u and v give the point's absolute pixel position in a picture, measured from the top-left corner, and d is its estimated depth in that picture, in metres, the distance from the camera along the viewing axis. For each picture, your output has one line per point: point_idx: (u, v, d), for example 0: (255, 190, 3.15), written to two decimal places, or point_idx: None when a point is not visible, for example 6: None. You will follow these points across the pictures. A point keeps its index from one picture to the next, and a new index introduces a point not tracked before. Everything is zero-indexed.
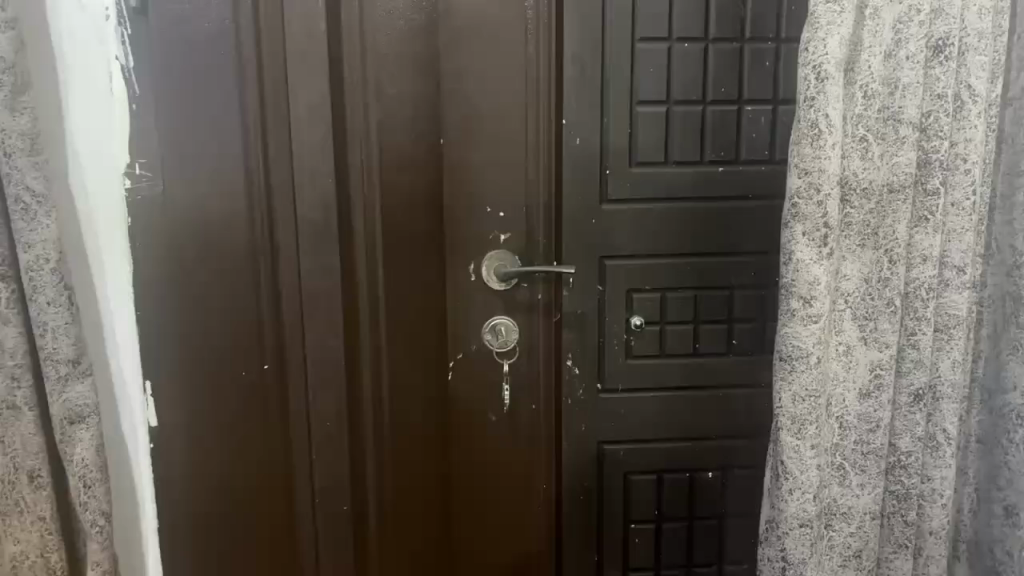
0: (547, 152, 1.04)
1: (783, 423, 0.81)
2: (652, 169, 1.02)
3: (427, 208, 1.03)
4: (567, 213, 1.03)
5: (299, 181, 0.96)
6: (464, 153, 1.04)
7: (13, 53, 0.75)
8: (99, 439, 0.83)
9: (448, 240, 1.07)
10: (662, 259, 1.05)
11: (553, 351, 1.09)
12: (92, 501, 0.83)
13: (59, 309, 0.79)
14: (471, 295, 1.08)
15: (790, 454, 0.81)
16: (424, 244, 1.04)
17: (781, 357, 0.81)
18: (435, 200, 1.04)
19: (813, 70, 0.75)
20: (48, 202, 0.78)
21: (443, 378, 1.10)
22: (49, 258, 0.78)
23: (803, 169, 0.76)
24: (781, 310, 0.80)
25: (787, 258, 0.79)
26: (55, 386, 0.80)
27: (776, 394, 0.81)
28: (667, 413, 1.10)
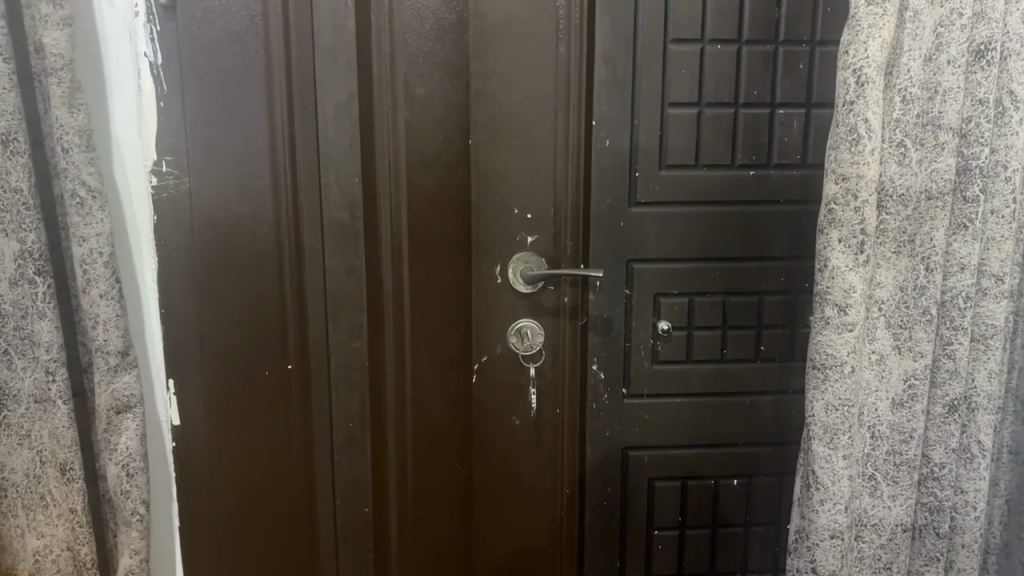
0: (576, 154, 1.02)
1: (815, 432, 0.79)
2: (681, 172, 1.01)
3: (454, 208, 1.03)
4: (595, 215, 1.02)
5: (326, 181, 0.95)
6: (492, 154, 1.03)
7: (70, 52, 0.75)
8: (142, 430, 0.86)
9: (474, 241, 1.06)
10: (691, 263, 1.04)
11: (578, 355, 1.08)
12: (136, 490, 0.85)
13: (112, 302, 0.80)
14: (496, 296, 1.07)
15: (822, 464, 0.79)
16: (449, 245, 1.03)
17: (814, 366, 0.79)
18: (462, 201, 1.03)
19: (853, 74, 0.73)
20: (101, 197, 0.79)
21: (467, 380, 1.09)
22: (102, 251, 0.79)
23: (840, 174, 0.74)
24: (813, 317, 0.77)
25: (822, 265, 0.77)
26: (104, 378, 0.82)
27: (808, 403, 0.79)
28: (693, 420, 1.08)
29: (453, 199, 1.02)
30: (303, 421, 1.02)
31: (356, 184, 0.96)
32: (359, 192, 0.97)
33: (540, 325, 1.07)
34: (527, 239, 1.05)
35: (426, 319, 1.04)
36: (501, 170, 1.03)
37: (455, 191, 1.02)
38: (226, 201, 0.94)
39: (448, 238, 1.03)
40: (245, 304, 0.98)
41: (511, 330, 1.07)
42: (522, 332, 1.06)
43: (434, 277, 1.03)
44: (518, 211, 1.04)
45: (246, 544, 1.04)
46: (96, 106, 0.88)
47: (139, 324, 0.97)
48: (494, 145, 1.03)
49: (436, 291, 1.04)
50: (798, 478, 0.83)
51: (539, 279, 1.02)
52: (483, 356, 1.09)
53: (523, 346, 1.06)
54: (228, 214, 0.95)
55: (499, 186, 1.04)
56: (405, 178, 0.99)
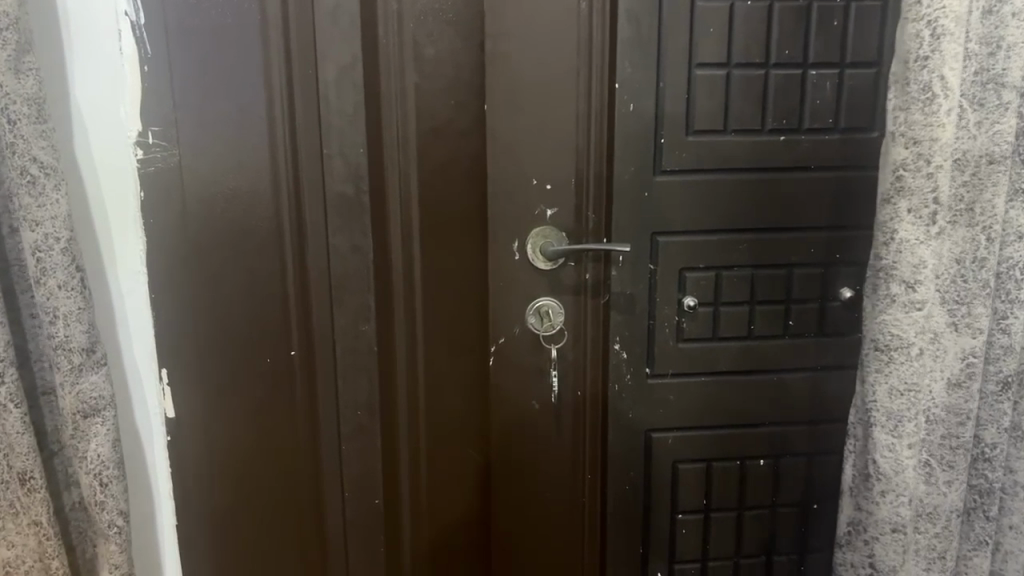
0: (596, 120, 0.96)
1: (877, 418, 0.78)
2: (709, 139, 0.95)
3: (471, 180, 0.96)
4: (619, 186, 0.96)
5: (330, 152, 0.87)
6: (510, 121, 0.96)
7: (15, 8, 0.66)
8: (114, 434, 0.78)
9: (490, 214, 0.99)
10: (718, 236, 0.98)
11: (599, 336, 1.02)
12: (110, 500, 0.77)
13: (72, 293, 0.72)
14: (515, 275, 1.00)
15: (885, 453, 0.78)
16: (464, 220, 0.96)
17: (876, 347, 0.78)
18: (476, 172, 0.96)
19: (926, 26, 0.69)
20: (57, 175, 0.70)
21: (486, 363, 1.03)
22: (59, 237, 0.70)
23: (911, 138, 0.71)
24: (877, 296, 0.76)
25: (889, 239, 0.74)
26: (68, 378, 0.74)
27: (868, 387, 0.79)
28: (720, 400, 1.04)
29: (465, 170, 0.95)
30: (312, 413, 0.95)
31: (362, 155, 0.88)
32: (367, 163, 0.89)
33: (560, 304, 1.01)
34: (547, 213, 0.98)
35: (439, 299, 0.97)
36: (516, 138, 0.96)
37: (467, 163, 0.95)
38: (222, 175, 0.86)
39: (460, 213, 0.96)
40: (244, 286, 0.90)
41: (529, 311, 1.01)
42: (543, 312, 1.00)
43: (446, 256, 0.96)
44: (536, 182, 0.98)
45: (248, 543, 0.98)
46: (55, 78, 0.80)
47: (127, 310, 0.89)
48: (510, 110, 0.96)
49: (449, 268, 0.97)
50: (857, 462, 0.83)
51: (560, 254, 0.96)
52: (500, 338, 1.02)
53: (545, 328, 1.00)
54: (225, 190, 0.87)
55: (516, 155, 0.97)
56: (414, 147, 0.92)
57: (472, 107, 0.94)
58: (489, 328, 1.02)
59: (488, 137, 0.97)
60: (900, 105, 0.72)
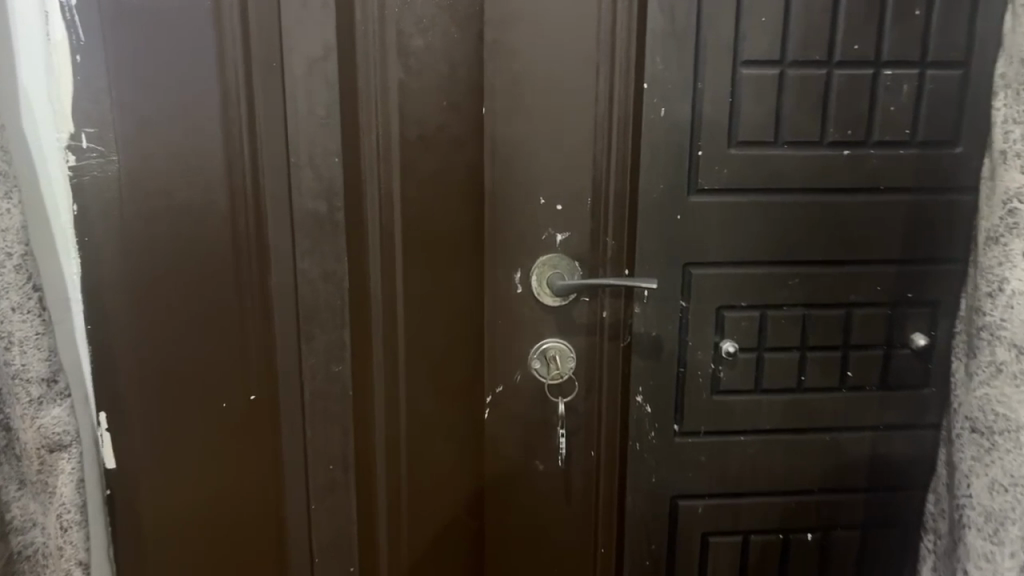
0: (618, 128, 0.79)
1: (974, 520, 0.62)
2: (756, 153, 0.79)
3: (466, 196, 0.81)
4: (645, 205, 0.80)
5: (297, 164, 0.73)
6: (514, 127, 0.80)
7: None
8: (80, 473, 0.65)
9: (489, 239, 0.83)
10: (763, 270, 0.82)
11: (617, 387, 0.85)
12: (71, 549, 0.64)
13: (28, 317, 0.60)
14: (518, 311, 0.85)
15: (978, 566, 0.61)
16: (457, 244, 0.81)
17: (974, 428, 0.62)
18: (473, 188, 0.81)
19: None
20: (7, 177, 0.57)
21: (481, 407, 0.88)
22: (12, 251, 0.58)
23: None
24: (980, 359, 0.61)
25: (994, 285, 0.59)
26: (25, 412, 0.61)
27: (962, 476, 0.63)
28: (760, 462, 0.87)
29: (458, 185, 0.80)
30: (275, 472, 0.79)
31: (336, 167, 0.73)
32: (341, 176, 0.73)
33: (571, 346, 0.84)
34: (558, 238, 0.82)
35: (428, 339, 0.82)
36: (522, 148, 0.81)
37: (461, 176, 0.80)
38: (170, 186, 0.71)
39: (451, 237, 0.80)
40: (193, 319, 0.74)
41: (533, 354, 0.84)
42: (549, 357, 0.84)
43: (435, 287, 0.81)
44: (544, 202, 0.82)
45: None
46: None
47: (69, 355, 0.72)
48: (515, 115, 0.80)
49: (438, 303, 0.82)
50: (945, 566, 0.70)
51: (572, 289, 0.80)
52: (500, 386, 0.87)
53: (552, 375, 0.84)
54: (171, 204, 0.71)
55: (521, 168, 0.81)
56: (398, 158, 0.76)
57: (469, 111, 0.79)
58: (485, 374, 0.87)
59: (487, 147, 0.81)
60: (1014, 116, 0.58)
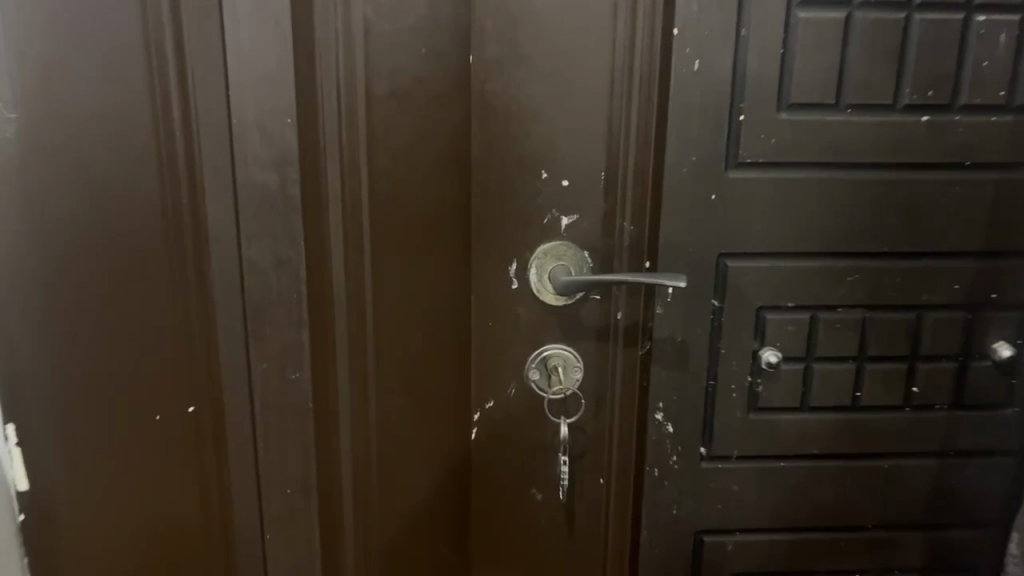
0: (642, 84, 0.63)
1: None
2: (811, 118, 0.63)
3: (445, 164, 0.64)
4: (672, 183, 0.64)
5: (241, 122, 0.50)
6: (509, 83, 0.64)
7: None
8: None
9: (474, 220, 0.68)
10: (816, 264, 0.67)
11: (631, 406, 0.71)
12: None
13: None
14: (512, 308, 0.70)
15: None
16: (433, 223, 0.65)
17: None
18: (453, 154, 0.64)
19: None
20: None
21: (466, 421, 0.73)
22: None
23: None
24: None
25: None
26: None
27: None
28: (803, 493, 0.73)
29: (440, 157, 0.63)
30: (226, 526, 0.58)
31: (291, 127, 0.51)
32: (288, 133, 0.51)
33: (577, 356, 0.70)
34: (563, 223, 0.67)
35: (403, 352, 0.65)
36: (518, 110, 0.64)
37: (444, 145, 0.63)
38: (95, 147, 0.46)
39: (432, 222, 0.65)
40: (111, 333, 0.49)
41: (532, 364, 0.70)
42: (550, 369, 0.69)
43: (414, 287, 0.65)
44: (546, 176, 0.66)
45: None
46: None
47: None
48: (510, 69, 0.64)
49: (416, 305, 0.65)
50: None
51: (577, 290, 0.65)
52: (489, 401, 0.73)
53: (553, 391, 0.69)
54: (100, 173, 0.46)
55: (518, 135, 0.65)
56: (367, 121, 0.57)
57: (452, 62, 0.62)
58: (472, 385, 0.72)
59: (474, 109, 0.65)
60: None
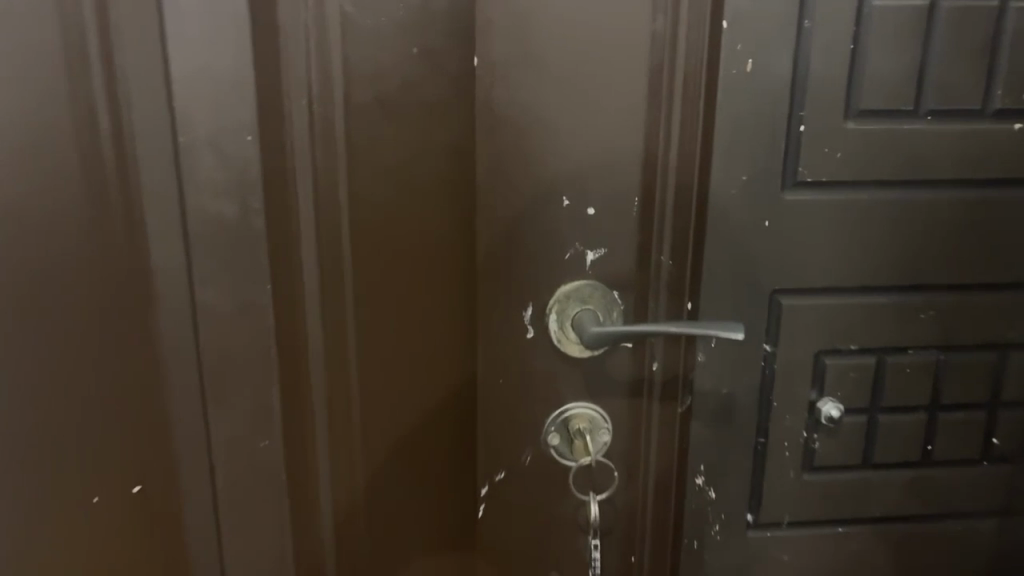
0: (687, 89, 0.51)
1: None
2: (884, 127, 0.53)
3: (446, 189, 0.53)
4: (718, 206, 0.53)
5: (192, 142, 0.45)
6: (523, 88, 0.52)
7: None
8: None
9: (482, 254, 0.56)
10: (885, 298, 0.56)
11: (671, 472, 0.59)
12: None
13: None
14: (526, 362, 0.58)
15: None
16: (432, 258, 0.54)
17: None
18: (456, 177, 0.53)
19: None
20: None
21: (473, 492, 0.61)
22: None
23: None
24: None
25: None
26: None
27: None
28: (865, 562, 0.62)
29: (436, 181, 0.52)
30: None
31: (254, 148, 0.46)
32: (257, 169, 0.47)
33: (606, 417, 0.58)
34: (587, 258, 0.55)
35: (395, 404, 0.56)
36: (533, 121, 0.52)
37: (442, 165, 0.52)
38: (20, 203, 0.36)
39: (426, 257, 0.53)
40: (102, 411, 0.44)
41: (550, 426, 0.58)
42: (574, 432, 0.58)
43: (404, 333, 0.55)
44: (568, 202, 0.54)
45: None
46: None
47: None
48: (526, 70, 0.51)
49: (406, 354, 0.55)
50: None
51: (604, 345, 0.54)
52: (500, 472, 0.61)
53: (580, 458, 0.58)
54: (21, 232, 0.37)
55: (533, 153, 0.53)
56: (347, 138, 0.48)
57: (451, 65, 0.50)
58: (478, 450, 0.60)
59: (478, 120, 0.53)
60: None
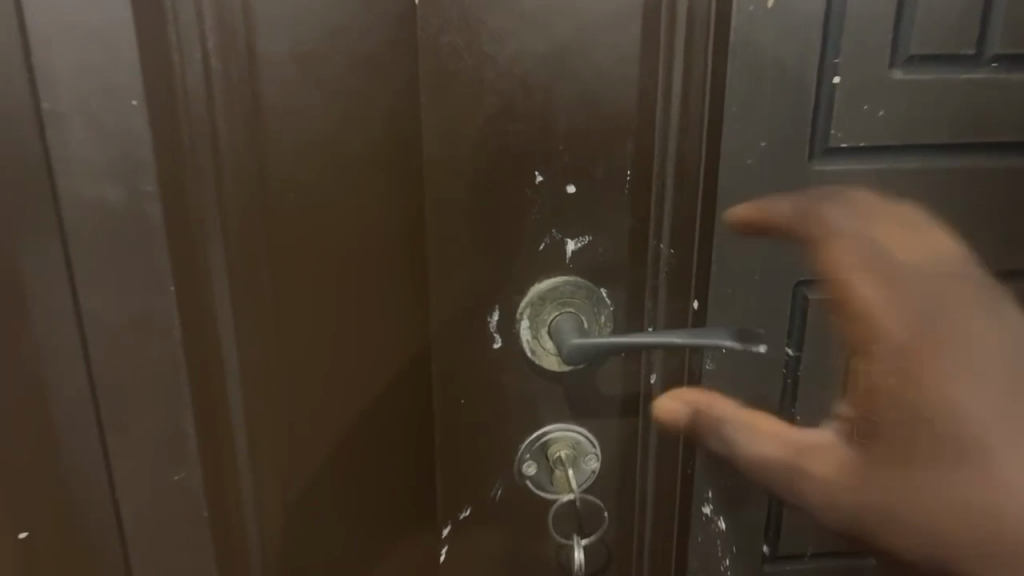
0: (692, 40, 0.41)
1: None
2: (930, 80, 0.45)
3: (390, 169, 0.43)
4: (742, 179, 0.46)
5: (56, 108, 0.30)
6: (490, 40, 0.42)
7: None
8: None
9: (432, 248, 0.47)
10: None
11: (670, 496, 0.51)
12: None
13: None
14: (495, 370, 0.49)
15: None
16: (376, 256, 0.43)
17: None
18: (400, 154, 0.43)
19: None
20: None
21: (433, 528, 0.51)
22: None
23: None
24: None
25: None
26: None
27: None
28: None
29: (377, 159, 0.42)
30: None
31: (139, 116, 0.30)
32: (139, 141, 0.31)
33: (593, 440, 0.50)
34: (566, 250, 0.46)
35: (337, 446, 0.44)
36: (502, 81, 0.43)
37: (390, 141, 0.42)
38: None
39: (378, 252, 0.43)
40: None
41: (526, 454, 0.50)
42: (553, 464, 0.50)
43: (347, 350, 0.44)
44: (542, 180, 0.45)
45: None
46: None
47: None
48: (489, 19, 0.42)
49: (353, 378, 0.44)
50: None
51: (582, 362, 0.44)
52: (466, 504, 0.52)
53: (563, 492, 0.50)
54: None
55: (503, 119, 0.43)
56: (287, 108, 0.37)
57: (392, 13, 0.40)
58: (435, 481, 0.51)
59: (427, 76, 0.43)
60: None
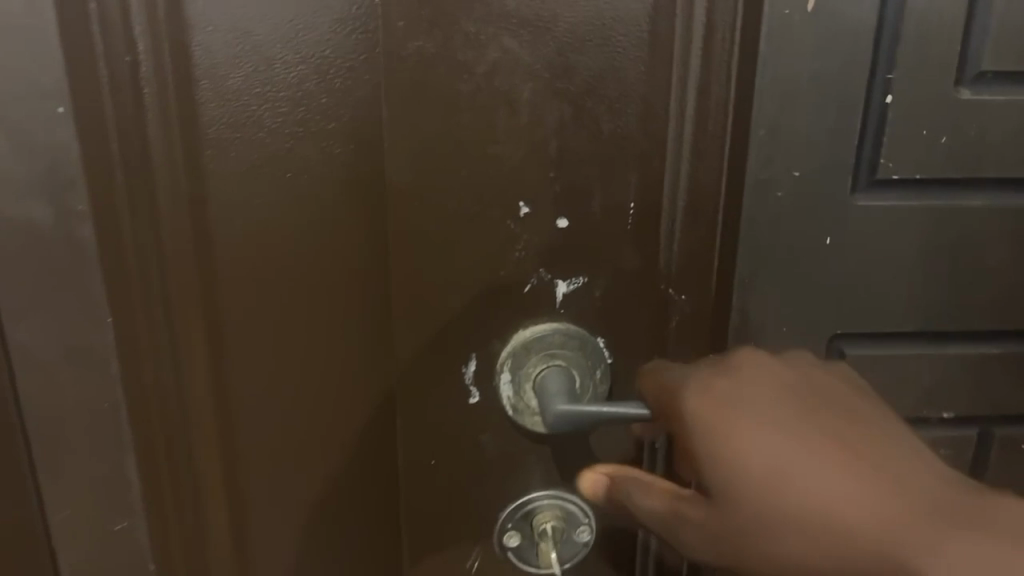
0: (708, 52, 0.36)
1: None
2: (1001, 102, 0.39)
3: (346, 189, 0.37)
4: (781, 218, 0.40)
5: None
6: (474, 48, 0.36)
7: None
8: None
9: (406, 278, 0.40)
10: (999, 349, 0.45)
11: (676, 571, 0.46)
12: None
13: None
14: (471, 422, 0.43)
15: None
16: (328, 286, 0.38)
17: None
18: (358, 171, 0.37)
19: None
20: None
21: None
22: None
23: None
24: None
25: None
26: None
27: None
28: None
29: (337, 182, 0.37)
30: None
31: (67, 124, 0.32)
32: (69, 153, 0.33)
33: (586, 513, 0.44)
34: (556, 291, 0.40)
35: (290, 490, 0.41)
36: (488, 94, 0.36)
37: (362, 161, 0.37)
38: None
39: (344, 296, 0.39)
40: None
41: (507, 523, 0.44)
42: (537, 537, 0.44)
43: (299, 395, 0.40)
44: (527, 212, 0.39)
45: None
46: None
47: None
48: (469, 21, 0.35)
49: (328, 419, 0.40)
50: None
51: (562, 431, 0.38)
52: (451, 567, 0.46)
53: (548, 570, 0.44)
54: None
55: (476, 139, 0.37)
56: (252, 115, 0.35)
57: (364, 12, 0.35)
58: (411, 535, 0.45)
59: (391, 92, 0.37)
60: None
